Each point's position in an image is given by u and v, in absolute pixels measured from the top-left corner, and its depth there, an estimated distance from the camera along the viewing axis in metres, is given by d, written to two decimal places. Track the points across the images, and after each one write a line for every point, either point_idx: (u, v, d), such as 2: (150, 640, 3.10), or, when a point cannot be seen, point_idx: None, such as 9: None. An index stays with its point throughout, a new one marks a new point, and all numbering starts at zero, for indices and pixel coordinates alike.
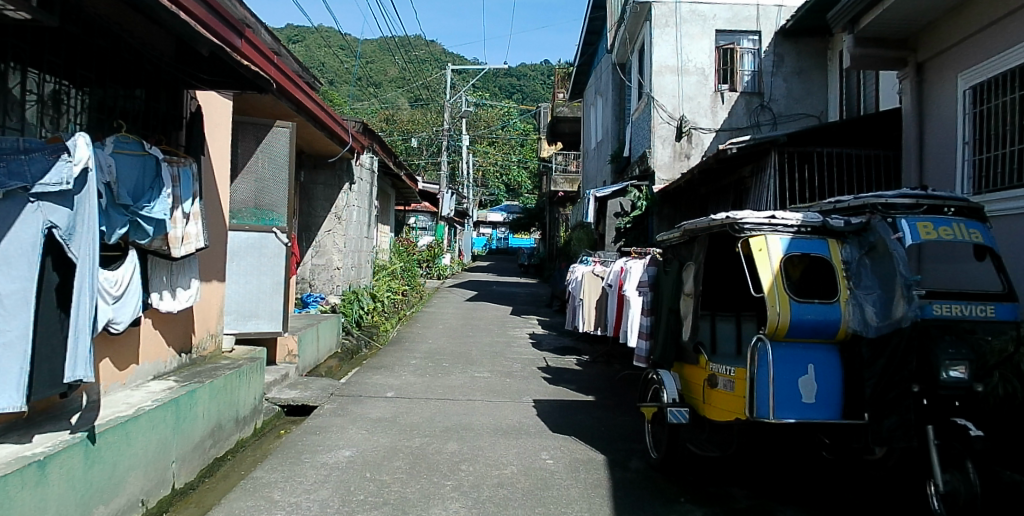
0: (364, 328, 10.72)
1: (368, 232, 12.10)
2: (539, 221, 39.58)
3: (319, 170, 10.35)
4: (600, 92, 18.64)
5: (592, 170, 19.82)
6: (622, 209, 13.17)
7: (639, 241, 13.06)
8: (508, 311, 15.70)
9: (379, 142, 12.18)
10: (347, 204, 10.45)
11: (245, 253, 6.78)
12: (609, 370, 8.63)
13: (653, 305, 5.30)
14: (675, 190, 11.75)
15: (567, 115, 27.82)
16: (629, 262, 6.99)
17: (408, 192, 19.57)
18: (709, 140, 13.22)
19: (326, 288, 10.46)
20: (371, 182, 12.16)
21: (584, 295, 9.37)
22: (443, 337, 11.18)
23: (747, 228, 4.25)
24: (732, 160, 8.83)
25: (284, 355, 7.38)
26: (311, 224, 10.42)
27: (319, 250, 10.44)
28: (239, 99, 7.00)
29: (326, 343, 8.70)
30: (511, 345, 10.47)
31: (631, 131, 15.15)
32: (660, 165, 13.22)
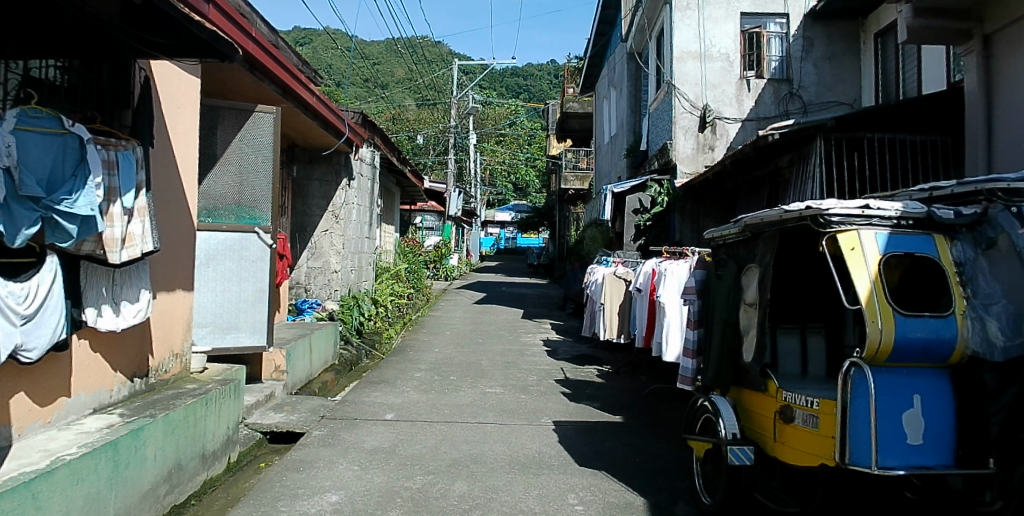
0: (364, 337, 9.94)
1: (370, 232, 11.23)
2: (548, 221, 38.67)
3: (315, 165, 9.49)
4: (613, 84, 17.71)
5: (605, 166, 18.85)
6: (642, 206, 12.30)
7: (661, 239, 11.95)
8: (519, 314, 14.81)
9: (381, 135, 11.32)
10: (345, 202, 9.57)
11: (223, 257, 5.89)
12: (635, 383, 7.72)
13: (703, 315, 4.41)
14: (700, 183, 10.78)
15: (577, 111, 26.87)
16: (664, 263, 6.07)
17: (414, 190, 18.72)
18: (734, 131, 12.23)
19: (322, 294, 9.46)
20: (372, 178, 11.29)
21: (606, 299, 8.46)
22: (451, 345, 10.30)
23: (835, 221, 3.35)
24: (770, 149, 7.89)
25: (270, 371, 6.53)
26: (306, 224, 9.54)
27: (315, 252, 9.56)
28: (214, 81, 6.11)
29: (321, 356, 7.83)
30: (524, 354, 9.58)
31: (648, 123, 14.26)
32: (682, 158, 12.11)
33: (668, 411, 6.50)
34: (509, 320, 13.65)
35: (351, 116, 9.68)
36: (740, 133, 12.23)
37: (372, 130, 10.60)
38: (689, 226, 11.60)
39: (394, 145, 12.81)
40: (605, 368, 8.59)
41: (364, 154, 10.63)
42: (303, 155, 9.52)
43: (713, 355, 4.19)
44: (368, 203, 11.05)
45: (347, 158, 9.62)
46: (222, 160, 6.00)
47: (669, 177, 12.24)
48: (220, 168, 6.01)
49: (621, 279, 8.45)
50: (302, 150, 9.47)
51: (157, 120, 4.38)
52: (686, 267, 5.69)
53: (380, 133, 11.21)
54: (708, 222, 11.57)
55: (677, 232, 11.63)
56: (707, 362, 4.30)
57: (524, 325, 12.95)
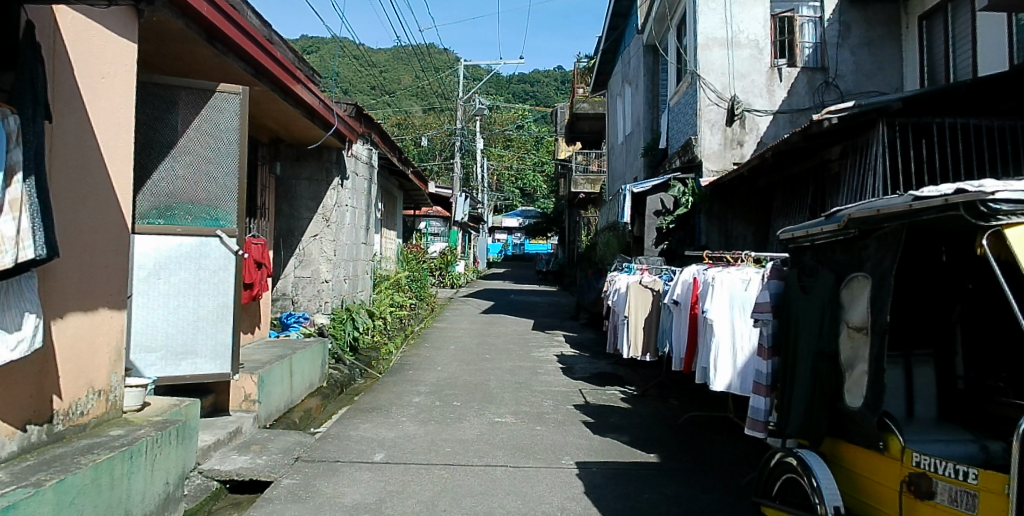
0: (359, 356, 8.95)
1: (366, 238, 10.21)
2: (557, 226, 37.62)
3: (303, 161, 8.50)
4: (628, 79, 16.70)
5: (620, 168, 17.81)
6: (663, 207, 11.19)
7: (686, 243, 10.92)
8: (530, 325, 13.75)
9: (380, 132, 10.36)
10: (337, 203, 8.55)
11: (179, 265, 4.83)
12: (668, 410, 6.64)
13: (781, 340, 3.39)
14: (729, 182, 9.72)
15: (588, 111, 25.82)
16: (709, 271, 4.95)
17: (417, 194, 17.70)
18: (765, 124, 11.15)
19: (311, 306, 8.51)
20: (369, 178, 10.26)
21: (630, 311, 7.39)
22: (454, 362, 9.26)
23: (1002, 212, 2.29)
24: (822, 138, 6.84)
25: (239, 401, 5.51)
26: (294, 228, 8.53)
27: (303, 260, 8.54)
28: (170, 58, 5.06)
29: (305, 380, 6.80)
30: (537, 373, 8.52)
31: (668, 118, 13.25)
32: (708, 154, 11.02)
33: (711, 447, 5.43)
34: (519, 332, 12.58)
35: (343, 109, 8.66)
36: (771, 127, 11.16)
37: (369, 125, 9.62)
38: (716, 230, 10.52)
39: (394, 144, 11.85)
40: (630, 390, 7.52)
41: (359, 152, 9.61)
42: (290, 152, 8.49)
43: (799, 393, 3.16)
44: (365, 206, 10.04)
45: (339, 155, 8.62)
46: (178, 149, 4.89)
47: (695, 175, 11.14)
48: (174, 158, 4.88)
49: (647, 288, 7.42)
50: (288, 147, 8.47)
51: (69, 89, 3.37)
52: None
53: (378, 130, 10.25)
54: (737, 224, 10.50)
55: (702, 235, 10.57)
56: (789, 401, 3.27)
57: (535, 338, 11.87)
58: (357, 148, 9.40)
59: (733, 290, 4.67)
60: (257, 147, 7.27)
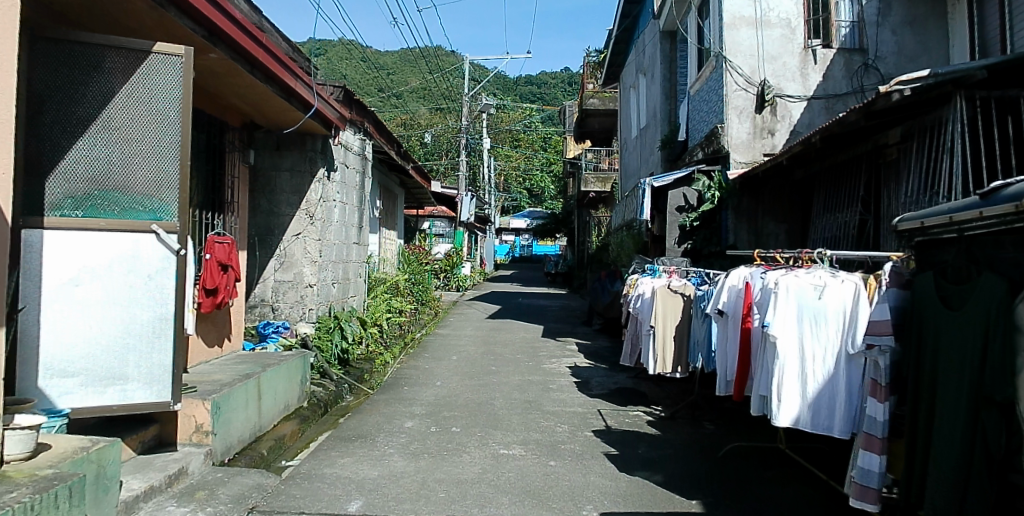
0: (349, 370, 7.91)
1: (359, 239, 9.22)
2: (567, 227, 36.57)
3: (284, 151, 7.53)
4: (643, 69, 15.69)
5: (634, 164, 16.78)
6: (687, 202, 10.05)
7: (711, 242, 9.89)
8: (540, 332, 12.72)
9: (373, 121, 9.41)
10: (322, 197, 7.60)
11: (101, 267, 3.83)
12: (705, 439, 5.63)
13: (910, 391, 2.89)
14: (763, 175, 8.74)
15: (598, 107, 24.76)
16: (767, 276, 3.98)
17: (420, 193, 16.73)
18: (798, 111, 10.10)
19: (293, 314, 7.54)
20: (363, 172, 9.29)
21: (658, 321, 6.40)
22: (456, 376, 8.26)
23: None
24: (884, 118, 5.83)
25: (189, 433, 4.54)
26: (273, 226, 7.56)
27: (284, 261, 7.56)
28: (96, 13, 4.06)
29: (278, 404, 5.80)
30: (549, 390, 7.50)
31: (689, 107, 12.22)
32: (735, 145, 9.97)
33: (765, 491, 4.39)
34: (527, 340, 11.56)
35: (330, 92, 7.69)
36: (805, 114, 10.11)
37: (361, 113, 8.68)
38: (744, 227, 9.51)
39: (392, 136, 10.88)
40: (658, 412, 6.50)
41: (350, 141, 8.63)
42: (269, 141, 7.52)
43: (944, 418, 2.62)
44: (358, 202, 9.06)
45: (325, 143, 7.66)
46: (101, 122, 3.89)
47: (721, 168, 10.12)
48: (96, 133, 3.88)
49: (676, 293, 6.46)
50: (266, 134, 7.49)
51: None
52: (859, 292, 3.58)
53: (372, 118, 9.30)
54: (768, 221, 9.50)
55: (730, 233, 9.56)
56: (926, 426, 2.74)
57: (545, 346, 10.86)
58: (347, 137, 8.43)
59: (802, 298, 3.73)
60: (225, 130, 6.26)
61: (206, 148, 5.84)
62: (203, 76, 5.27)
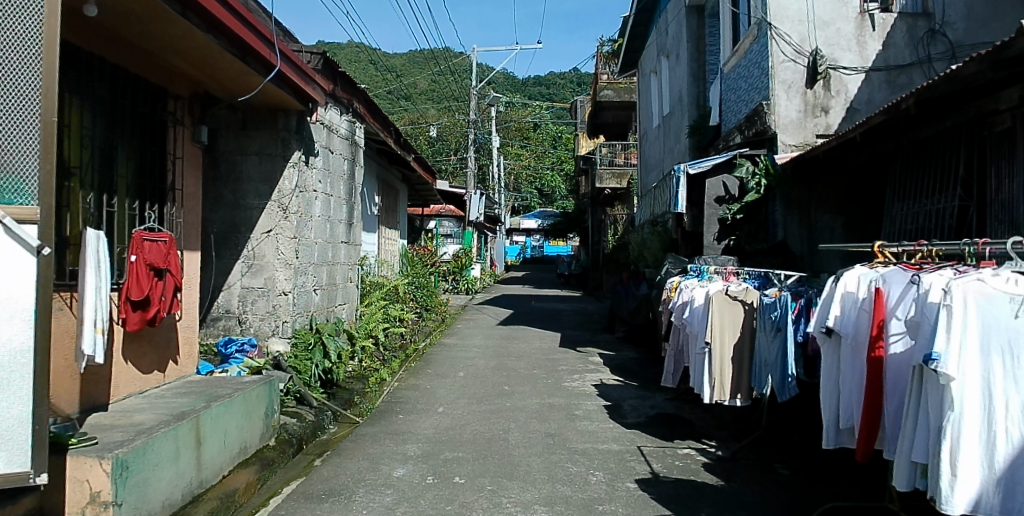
0: (335, 395, 6.60)
1: (348, 238, 7.90)
2: (579, 227, 35.15)
3: (252, 131, 6.25)
4: (666, 51, 14.30)
5: (656, 156, 15.40)
6: (728, 192, 8.76)
7: (757, 239, 8.49)
8: (557, 341, 11.36)
9: (363, 100, 8.11)
10: (297, 186, 6.32)
11: None
12: (785, 492, 4.28)
13: None
14: (822, 159, 7.35)
15: (613, 99, 23.35)
16: (920, 282, 2.70)
17: (425, 189, 15.47)
18: (856, 86, 8.58)
19: (264, 329, 6.27)
20: (353, 159, 8.03)
21: (714, 335, 5.10)
22: (461, 399, 6.94)
23: None
24: (1012, 71, 4.48)
25: (83, 504, 3.26)
26: (239, 221, 6.29)
27: (254, 264, 6.27)
28: None
29: (228, 448, 4.50)
30: (573, 418, 6.15)
31: (722, 88, 10.85)
32: (784, 124, 8.51)
33: None
34: (544, 351, 10.24)
35: (308, 60, 6.40)
36: (863, 89, 8.58)
37: (347, 90, 7.41)
38: (796, 220, 8.19)
39: (389, 122, 9.58)
40: (712, 450, 5.17)
41: (335, 122, 7.35)
42: (232, 119, 6.23)
43: None
44: (345, 195, 7.74)
45: (301, 121, 6.38)
46: None
47: (766, 152, 8.67)
48: None
49: (735, 300, 5.14)
50: (229, 111, 6.21)
51: None
52: None
53: (361, 97, 8.01)
54: (822, 212, 8.15)
55: (778, 227, 8.31)
56: None
57: (564, 358, 9.53)
58: (330, 116, 7.15)
59: (987, 313, 2.45)
60: (166, 96, 4.96)
61: (137, 121, 4.56)
62: (118, 20, 3.96)
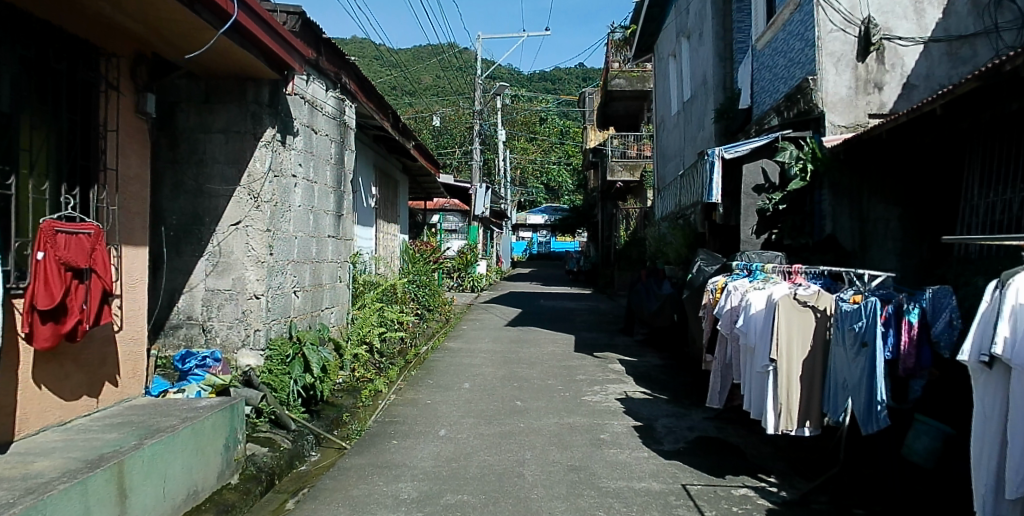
0: (319, 416, 5.66)
1: (337, 232, 6.93)
2: (589, 222, 34.08)
3: (216, 104, 5.32)
4: (686, 31, 13.28)
5: (675, 144, 14.37)
6: (768, 180, 7.71)
7: (802, 232, 7.49)
8: (571, 345, 10.37)
9: (354, 75, 7.15)
10: (271, 169, 5.35)
11: None
12: None
13: None
14: (884, 140, 6.30)
15: (625, 88, 22.29)
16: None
17: (428, 181, 14.50)
18: (912, 59, 7.49)
19: (232, 340, 5.31)
20: (343, 141, 7.07)
21: (778, 354, 4.11)
22: (466, 419, 5.95)
23: None
24: None
25: None
26: (203, 212, 5.32)
27: (219, 262, 5.30)
28: None
29: (169, 496, 3.53)
30: (599, 444, 5.17)
31: (753, 66, 9.82)
32: (832, 103, 7.47)
33: None
34: (557, 357, 9.26)
35: (284, 20, 5.42)
36: (921, 62, 7.48)
37: (331, 61, 6.45)
38: (846, 210, 7.19)
39: (386, 105, 8.63)
40: (774, 491, 4.17)
41: (319, 97, 6.39)
42: (194, 92, 5.34)
43: None
44: (334, 182, 6.75)
45: (275, 93, 5.42)
46: None
47: (812, 133, 7.66)
48: None
49: (804, 308, 4.16)
50: (189, 81, 5.31)
51: None
52: None
53: (351, 71, 7.06)
54: (875, 201, 7.13)
55: (827, 220, 7.27)
56: None
57: (581, 366, 8.54)
58: (313, 90, 6.19)
59: None
60: (97, 55, 4.03)
61: (48, 80, 3.61)
62: None
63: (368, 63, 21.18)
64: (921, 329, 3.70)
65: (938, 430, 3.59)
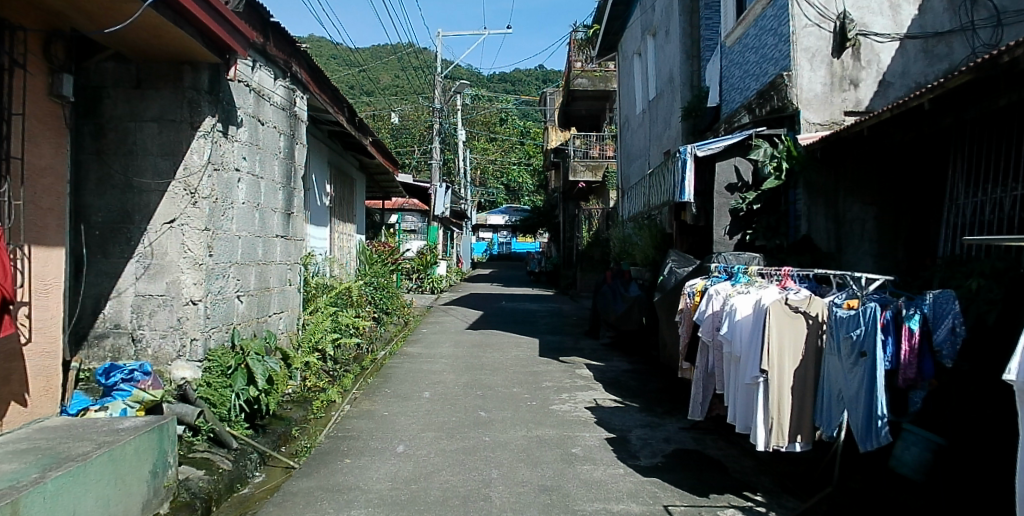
0: (265, 432, 5.13)
1: (286, 231, 6.40)
2: (549, 223, 33.84)
3: (146, 90, 4.73)
4: (652, 29, 13.08)
5: (640, 144, 14.16)
6: (741, 179, 7.47)
7: (777, 233, 7.25)
8: (535, 349, 9.99)
9: (305, 63, 6.65)
10: (210, 162, 4.82)
11: None
12: None
13: None
14: (863, 138, 6.14)
15: (587, 87, 22.08)
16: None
17: (386, 179, 13.97)
18: (888, 56, 7.37)
19: (166, 351, 4.75)
20: (294, 134, 6.56)
21: (770, 365, 3.80)
22: (426, 433, 5.50)
23: None
24: None
25: None
26: (131, 207, 4.72)
27: (151, 265, 4.74)
28: None
29: None
30: (570, 460, 4.78)
31: (722, 64, 9.63)
32: (807, 100, 7.30)
33: None
34: (521, 362, 8.87)
35: None
36: (897, 59, 7.37)
37: (281, 46, 5.94)
38: (821, 210, 7.01)
39: (342, 97, 8.12)
40: (763, 511, 3.84)
41: (267, 84, 5.87)
42: (124, 75, 4.73)
43: None
44: (282, 177, 6.21)
45: (214, 78, 4.86)
46: None
47: (787, 131, 7.46)
48: None
49: (797, 315, 3.86)
50: (116, 64, 4.72)
51: None
52: None
53: (302, 58, 6.56)
54: (851, 202, 6.98)
55: (801, 219, 7.08)
56: None
57: (547, 371, 8.17)
58: (260, 77, 5.68)
59: None
60: None
61: None
62: None
63: (324, 58, 20.49)
64: (921, 337, 3.43)
65: (927, 440, 3.47)
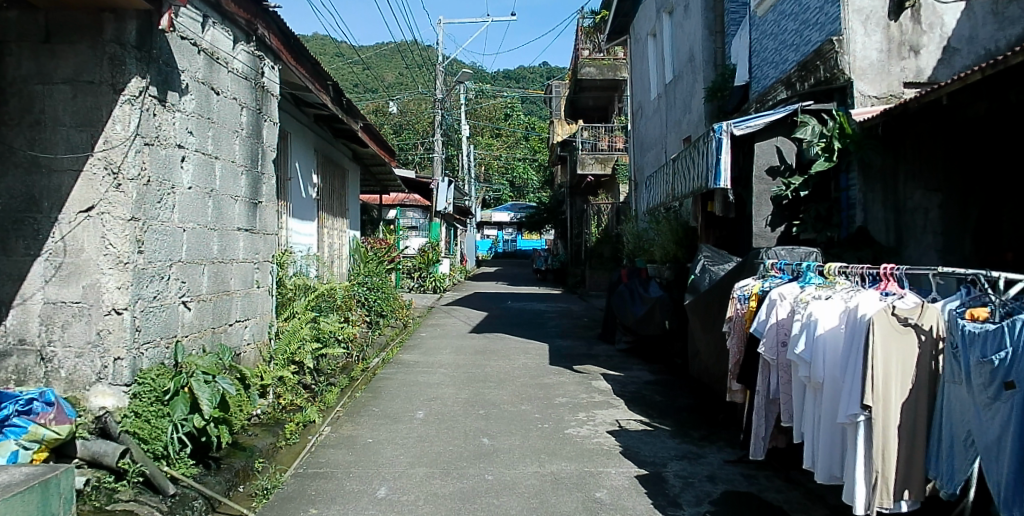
0: (218, 467, 4.08)
1: (252, 223, 5.41)
2: (555, 220, 32.80)
3: (58, 43, 3.75)
4: (669, 7, 12.05)
5: (655, 132, 13.15)
6: (784, 161, 6.46)
7: (828, 224, 6.22)
8: (545, 355, 9.01)
9: (276, 27, 5.66)
10: (140, 133, 3.84)
11: None
12: None
13: None
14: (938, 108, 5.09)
15: (596, 76, 21.00)
16: None
17: (383, 173, 13.01)
18: (952, 18, 6.35)
19: (83, 373, 3.76)
20: (262, 110, 5.59)
21: (879, 402, 2.83)
22: (414, 469, 4.52)
23: None
24: None
25: None
26: (38, 193, 3.75)
27: (65, 265, 3.75)
28: None
29: None
30: (596, 509, 3.78)
31: (753, 37, 8.60)
32: (862, 69, 6.26)
33: None
34: (530, 372, 7.89)
35: None
36: (964, 22, 6.35)
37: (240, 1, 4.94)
38: (880, 197, 5.97)
39: (324, 74, 7.10)
40: None
41: (223, 47, 4.88)
42: (29, 26, 3.75)
43: None
44: (245, 159, 5.23)
45: (143, 33, 3.84)
46: None
47: (836, 106, 6.44)
48: None
49: (909, 332, 2.87)
50: (21, 12, 3.75)
51: None
52: None
53: (272, 21, 5.57)
54: (913, 187, 5.96)
55: (856, 209, 6.02)
56: None
57: (559, 384, 7.18)
58: (212, 36, 4.69)
59: None
60: None
61: None
62: None
63: (324, 53, 19.59)
64: None
65: None
